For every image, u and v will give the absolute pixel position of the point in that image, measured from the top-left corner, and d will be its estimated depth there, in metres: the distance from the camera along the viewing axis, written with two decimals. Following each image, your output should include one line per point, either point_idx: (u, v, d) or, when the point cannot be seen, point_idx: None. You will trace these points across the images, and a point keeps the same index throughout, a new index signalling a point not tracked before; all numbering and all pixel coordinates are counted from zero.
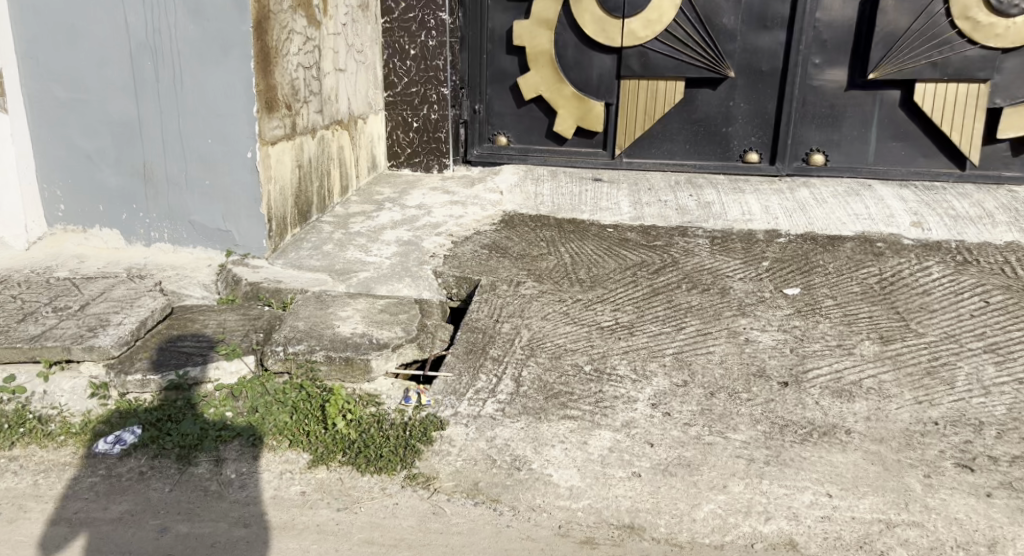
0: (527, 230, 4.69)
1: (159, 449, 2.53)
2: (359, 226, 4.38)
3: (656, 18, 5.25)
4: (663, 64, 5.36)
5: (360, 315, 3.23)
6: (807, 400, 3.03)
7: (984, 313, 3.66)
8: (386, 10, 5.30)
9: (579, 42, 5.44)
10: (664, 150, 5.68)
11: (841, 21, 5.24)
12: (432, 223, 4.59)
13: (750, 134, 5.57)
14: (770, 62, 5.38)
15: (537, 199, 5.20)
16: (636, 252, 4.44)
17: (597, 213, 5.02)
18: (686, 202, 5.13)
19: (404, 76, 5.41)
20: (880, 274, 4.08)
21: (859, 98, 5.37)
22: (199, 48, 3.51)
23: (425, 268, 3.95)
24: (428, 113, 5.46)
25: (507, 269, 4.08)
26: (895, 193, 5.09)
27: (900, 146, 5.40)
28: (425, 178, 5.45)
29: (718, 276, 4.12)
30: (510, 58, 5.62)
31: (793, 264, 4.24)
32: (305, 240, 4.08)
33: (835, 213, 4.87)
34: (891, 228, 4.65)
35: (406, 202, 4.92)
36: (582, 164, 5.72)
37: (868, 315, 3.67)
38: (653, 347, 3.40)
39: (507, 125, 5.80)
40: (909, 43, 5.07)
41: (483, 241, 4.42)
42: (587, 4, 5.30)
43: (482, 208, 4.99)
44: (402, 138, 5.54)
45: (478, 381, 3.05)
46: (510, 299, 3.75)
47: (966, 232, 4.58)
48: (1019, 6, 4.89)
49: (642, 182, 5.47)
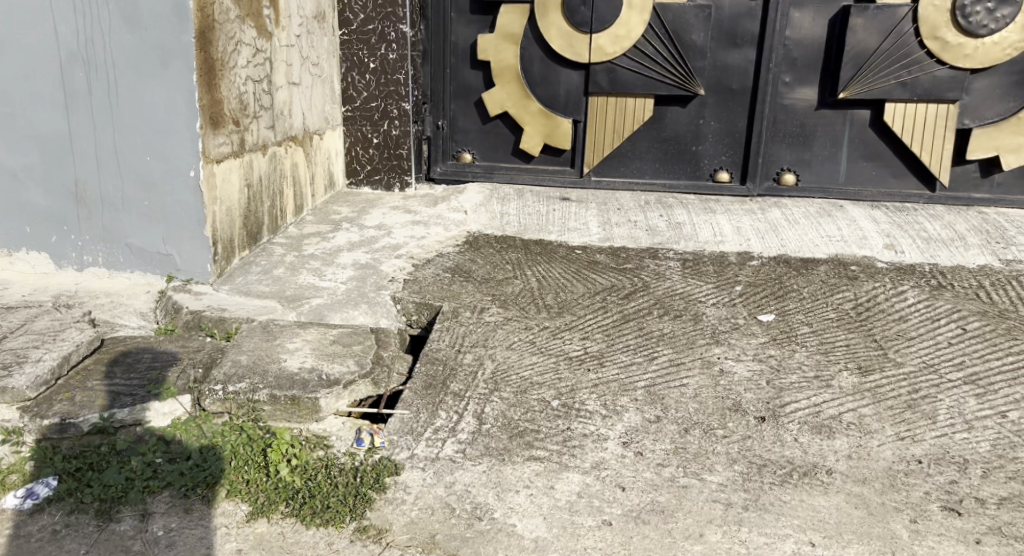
0: (492, 252, 4.50)
1: (76, 504, 2.27)
2: (313, 248, 4.16)
3: (624, 34, 5.12)
4: (632, 81, 5.24)
5: (309, 347, 3.01)
6: (785, 437, 2.86)
7: (963, 340, 3.52)
8: (344, 22, 5.10)
9: (545, 57, 5.28)
10: (632, 169, 5.55)
11: (810, 40, 5.15)
12: (391, 245, 4.37)
13: (720, 153, 5.45)
14: (740, 80, 5.27)
15: (503, 219, 5.01)
16: (606, 276, 4.26)
17: (565, 234, 4.85)
18: (657, 223, 4.98)
19: (363, 90, 5.20)
20: (856, 299, 3.95)
21: (829, 117, 5.27)
22: (136, 60, 3.28)
23: (383, 293, 3.73)
24: (389, 129, 5.25)
25: (470, 294, 3.87)
26: (867, 214, 4.99)
27: (871, 166, 5.31)
28: (386, 197, 5.24)
29: (691, 301, 3.96)
30: (475, 72, 5.44)
31: (766, 288, 4.10)
32: (254, 263, 3.87)
33: (808, 235, 4.75)
34: (864, 251, 4.54)
35: (365, 223, 4.69)
36: (549, 182, 5.56)
37: (846, 343, 3.53)
38: (624, 380, 3.21)
39: (472, 141, 5.62)
40: (879, 63, 4.98)
41: (445, 264, 4.21)
42: (554, 19, 5.15)
43: (444, 228, 4.79)
44: (362, 154, 5.32)
45: (437, 419, 2.84)
46: (473, 327, 3.55)
47: (938, 255, 4.47)
48: (988, 27, 4.81)
49: (611, 202, 5.31)
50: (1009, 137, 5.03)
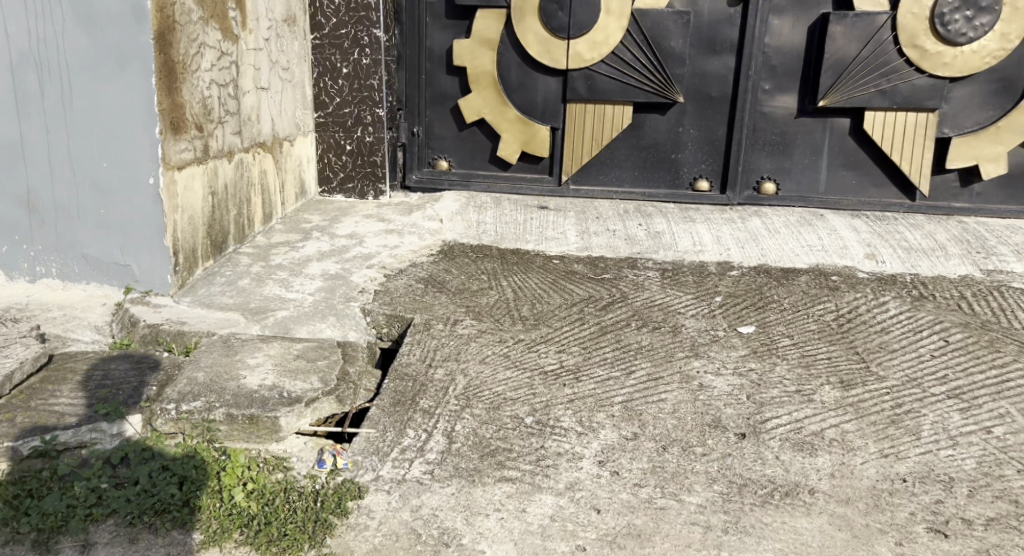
0: (467, 262, 4.38)
1: (13, 533, 2.12)
2: (281, 258, 4.04)
3: (602, 40, 5.04)
4: (610, 88, 5.15)
5: (271, 362, 2.88)
6: (766, 454, 2.76)
7: (945, 353, 3.45)
8: (316, 26, 4.98)
9: (523, 63, 5.19)
10: (611, 177, 5.46)
11: (790, 47, 5.09)
12: (363, 255, 4.24)
13: (700, 161, 5.37)
14: (720, 87, 5.20)
15: (479, 228, 4.89)
16: (584, 286, 4.16)
17: (542, 243, 4.75)
18: (636, 232, 4.89)
19: (335, 96, 5.07)
20: (837, 311, 3.87)
21: (809, 125, 5.21)
22: (92, 62, 3.17)
23: (352, 305, 3.60)
24: (362, 135, 5.12)
25: (443, 306, 3.75)
26: (848, 224, 4.93)
27: (851, 175, 5.25)
28: (359, 205, 5.11)
29: (670, 312, 3.87)
30: (450, 78, 5.34)
31: (747, 299, 4.02)
32: (218, 274, 3.73)
33: (788, 244, 4.68)
34: (845, 261, 4.47)
35: (336, 232, 4.56)
36: (526, 191, 5.46)
37: (827, 356, 3.44)
38: (600, 395, 3.10)
39: (448, 148, 5.50)
40: (859, 71, 4.93)
41: (417, 274, 4.08)
42: (530, 25, 5.07)
43: (418, 237, 4.67)
44: (334, 162, 5.19)
45: (405, 438, 2.71)
46: (445, 341, 3.43)
47: (919, 265, 4.40)
48: (966, 35, 4.77)
49: (589, 211, 5.22)
50: (988, 146, 4.99)
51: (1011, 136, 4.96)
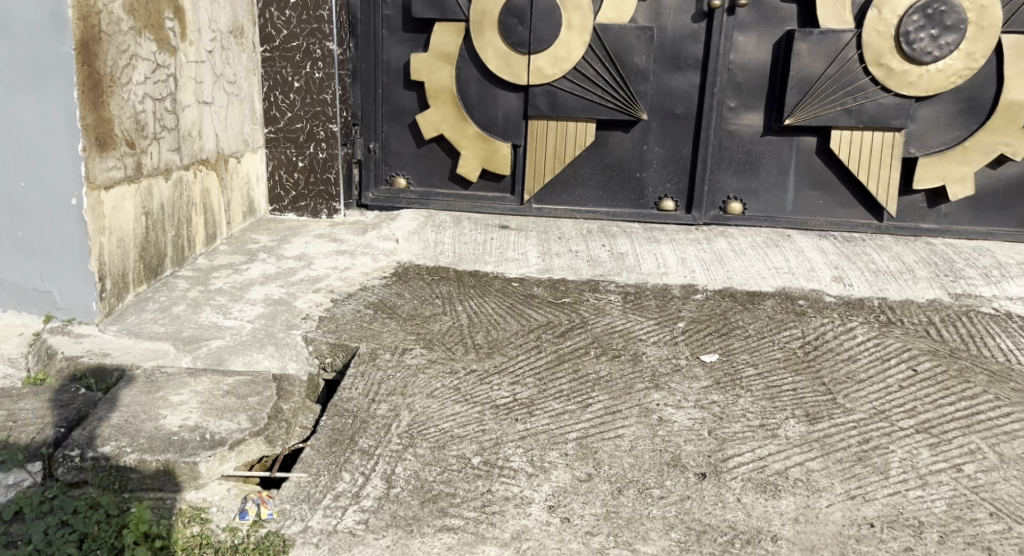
0: (421, 285, 4.19)
1: None
2: (222, 282, 3.83)
3: (564, 55, 4.90)
4: (573, 104, 5.01)
5: (197, 399, 2.66)
6: (727, 497, 2.59)
7: (913, 383, 3.31)
8: (266, 38, 4.78)
9: (483, 78, 5.04)
10: (574, 196, 5.31)
11: (755, 64, 4.98)
12: (310, 278, 4.04)
13: (665, 180, 5.23)
14: (685, 104, 5.07)
15: (437, 249, 4.70)
16: (542, 311, 3.99)
17: (501, 265, 4.57)
18: (599, 253, 4.73)
19: (287, 111, 4.87)
20: (803, 338, 3.73)
21: (775, 144, 5.09)
22: (9, 74, 2.96)
23: (294, 334, 3.41)
24: (315, 151, 4.91)
25: (392, 333, 3.56)
26: (815, 245, 4.82)
27: (818, 195, 5.14)
28: (311, 224, 4.90)
29: (630, 339, 3.70)
30: (408, 93, 5.16)
31: (711, 325, 3.87)
32: (151, 300, 3.50)
33: (754, 266, 4.55)
34: (812, 284, 4.35)
35: (284, 253, 4.35)
36: (487, 210, 5.28)
37: (793, 387, 3.29)
38: (554, 432, 2.92)
39: (406, 165, 5.31)
40: (824, 89, 4.84)
41: (367, 299, 3.88)
42: (490, 38, 4.92)
43: (371, 258, 4.47)
44: (286, 179, 4.98)
45: (340, 483, 2.51)
46: (390, 372, 3.23)
47: (887, 288, 4.28)
48: (932, 54, 4.69)
49: (552, 231, 5.05)
50: (955, 167, 4.90)
51: (977, 157, 4.87)
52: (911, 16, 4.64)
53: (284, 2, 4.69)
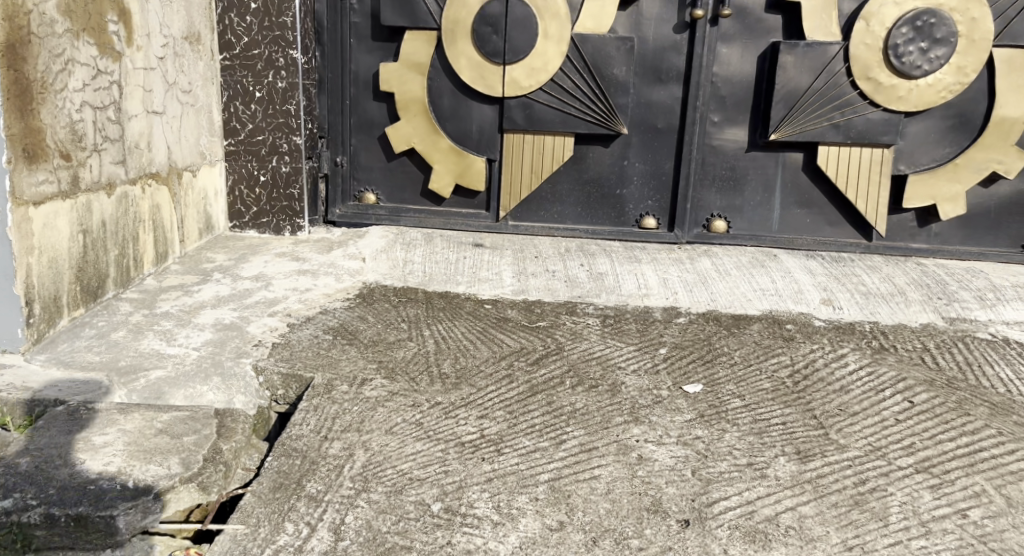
0: (387, 308, 3.92)
1: None
2: (169, 306, 3.56)
3: (540, 66, 4.69)
4: (550, 117, 4.79)
5: (123, 441, 2.41)
6: (712, 548, 2.35)
7: (910, 417, 3.09)
8: (225, 45, 4.53)
9: (456, 89, 4.82)
10: (552, 214, 5.07)
11: (739, 77, 4.78)
12: (266, 300, 3.78)
13: (646, 197, 5.01)
14: (666, 118, 4.86)
15: (405, 268, 4.45)
16: (516, 336, 3.74)
17: (474, 286, 4.32)
18: (577, 273, 4.50)
19: (248, 122, 4.61)
20: (792, 366, 3.50)
21: (761, 160, 4.89)
22: None
23: (243, 364, 3.14)
24: (278, 165, 4.65)
25: (351, 362, 3.29)
26: (802, 265, 4.61)
27: (805, 213, 4.94)
28: (273, 242, 4.63)
29: (608, 367, 3.45)
30: (378, 105, 4.92)
31: (694, 352, 3.63)
32: (88, 326, 3.24)
33: (740, 288, 4.33)
34: (800, 307, 4.13)
35: (241, 274, 4.08)
36: (460, 227, 5.04)
37: (782, 421, 3.06)
38: (523, 473, 2.66)
39: (375, 180, 5.06)
40: (811, 103, 4.65)
41: (326, 324, 3.61)
42: (463, 48, 4.70)
43: (335, 279, 4.20)
44: (246, 194, 4.71)
45: (281, 536, 2.26)
46: (346, 406, 2.96)
47: (878, 311, 4.07)
48: (922, 68, 4.50)
49: (528, 249, 4.81)
50: (946, 185, 4.72)
51: (968, 175, 4.69)
52: (900, 28, 4.46)
53: (244, 8, 4.45)
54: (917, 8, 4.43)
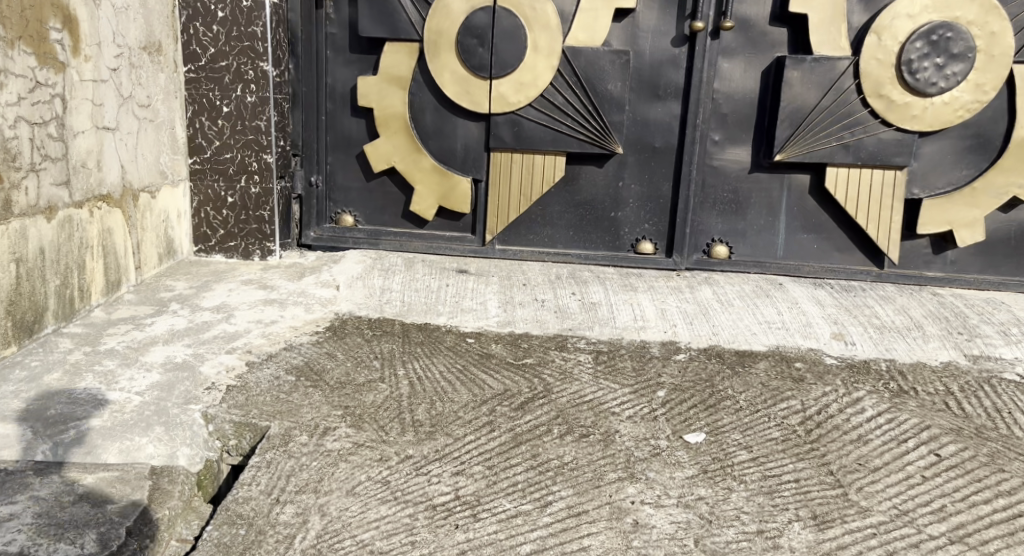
0: (359, 342, 3.58)
1: None
2: (115, 342, 3.21)
3: (529, 81, 4.39)
4: (539, 135, 4.48)
5: (32, 513, 2.11)
6: None
7: (938, 474, 2.75)
8: (190, 56, 4.21)
9: (439, 105, 4.52)
10: (542, 237, 4.75)
11: (741, 94, 4.48)
12: (225, 335, 3.44)
13: (643, 220, 4.69)
14: (664, 137, 4.55)
15: (382, 297, 4.11)
16: (500, 375, 3.39)
17: (455, 317, 3.98)
18: (567, 304, 4.17)
19: (214, 139, 4.28)
20: (803, 412, 3.16)
21: (764, 182, 4.58)
22: None
23: (191, 411, 2.79)
24: (247, 185, 4.33)
25: (313, 409, 2.94)
26: (810, 295, 4.29)
27: (812, 239, 4.62)
28: (241, 268, 4.30)
29: (601, 413, 3.10)
30: (356, 121, 4.60)
31: (696, 394, 3.29)
32: (18, 367, 2.90)
33: (744, 320, 4.01)
34: (809, 343, 3.80)
35: (201, 304, 3.74)
36: (443, 251, 4.71)
37: (795, 479, 2.72)
38: (502, 544, 2.33)
39: (353, 201, 4.73)
40: (818, 122, 4.35)
41: (289, 364, 3.26)
42: (447, 61, 4.40)
43: (304, 309, 3.87)
44: (213, 216, 4.38)
45: None
46: (304, 462, 2.62)
47: (895, 348, 3.75)
48: (937, 85, 4.20)
49: (515, 276, 4.49)
50: (963, 210, 4.41)
51: (987, 200, 4.39)
52: (914, 43, 4.17)
53: (210, 17, 4.14)
54: (932, 21, 4.14)
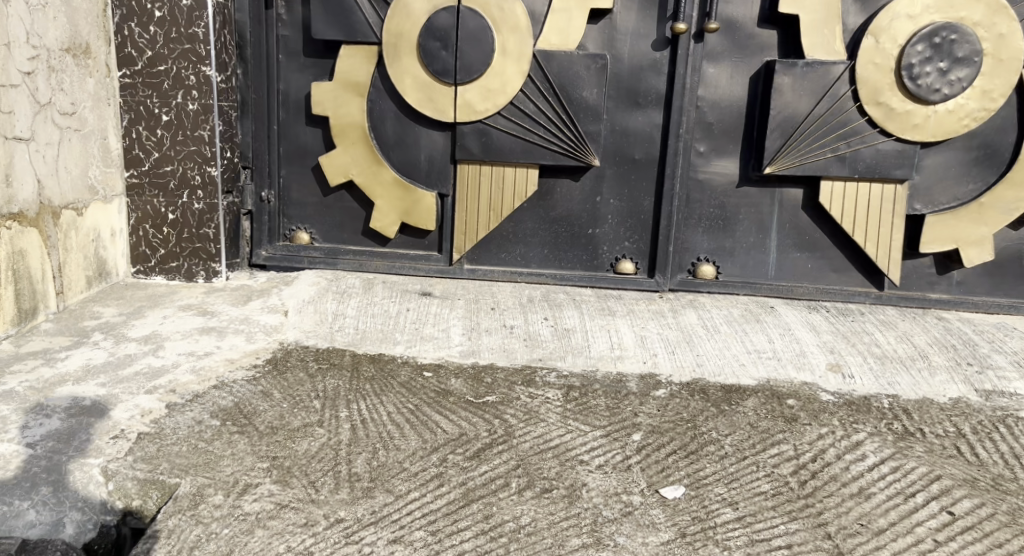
0: (302, 377, 3.21)
1: None
2: (17, 382, 2.84)
3: (497, 87, 4.04)
4: (509, 146, 4.13)
5: None
6: None
7: (952, 538, 2.41)
8: (125, 59, 3.84)
9: (400, 113, 4.16)
10: (514, 256, 4.38)
11: (728, 101, 4.14)
12: (148, 372, 3.05)
13: (623, 237, 4.33)
14: (645, 148, 4.20)
15: (334, 324, 3.73)
16: (456, 416, 3.01)
17: (414, 346, 3.60)
18: (539, 330, 3.79)
19: (153, 150, 3.92)
20: (796, 460, 2.81)
21: (754, 197, 4.23)
22: None
23: (88, 467, 2.42)
24: (189, 200, 3.95)
25: (235, 460, 2.57)
26: (804, 320, 3.93)
27: (805, 258, 4.27)
28: (181, 291, 3.92)
29: (568, 463, 2.73)
30: (311, 130, 4.24)
31: (676, 438, 2.92)
32: None
33: (731, 349, 3.65)
34: (803, 375, 3.45)
35: (128, 334, 3.36)
36: (407, 271, 4.34)
37: (787, 545, 2.37)
38: None
39: (309, 217, 4.36)
40: (811, 132, 4.01)
41: (216, 405, 2.88)
42: (408, 65, 4.05)
43: (244, 339, 3.49)
44: (152, 234, 4.00)
45: None
46: (214, 529, 2.27)
47: (898, 381, 3.39)
48: (940, 91, 3.86)
49: (484, 298, 4.11)
50: (969, 227, 4.06)
51: (996, 216, 4.04)
52: (915, 46, 3.83)
53: (147, 17, 3.78)
54: (933, 22, 3.80)
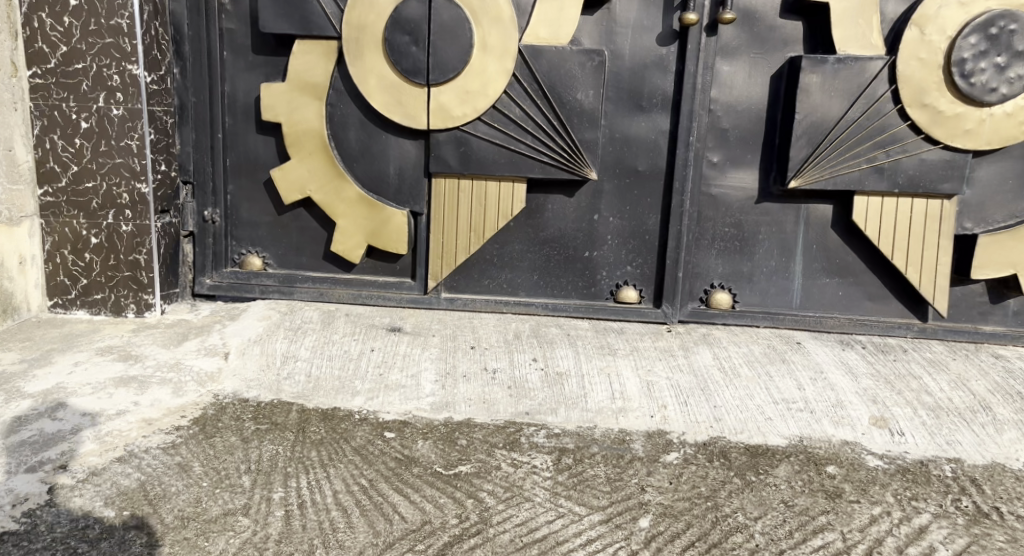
0: (233, 443, 2.61)
1: None
2: None
3: (477, 88, 3.46)
4: (492, 156, 3.54)
5: None
6: None
7: None
8: (36, 56, 3.27)
9: (365, 119, 3.58)
10: (499, 282, 3.79)
11: (745, 104, 3.56)
12: (36, 441, 2.46)
13: (624, 261, 3.74)
14: (650, 159, 3.62)
15: (282, 369, 3.13)
16: (420, 496, 2.41)
17: (376, 398, 2.99)
18: (525, 376, 3.17)
19: (71, 163, 3.33)
20: None
21: (775, 214, 3.65)
22: None
23: None
24: (116, 222, 3.37)
25: None
26: (838, 360, 3.34)
27: (835, 284, 3.68)
28: (105, 329, 3.33)
29: None
30: (262, 140, 3.66)
31: (694, 526, 2.34)
32: None
33: (755, 397, 3.05)
34: (842, 433, 2.85)
35: (23, 389, 2.77)
36: (374, 301, 3.75)
37: None
38: None
39: (261, 239, 3.78)
40: (843, 140, 3.43)
41: (113, 488, 2.29)
42: (373, 63, 3.46)
43: (170, 392, 2.89)
44: (72, 261, 3.41)
45: None
46: None
47: (960, 440, 2.81)
48: (998, 91, 3.28)
49: (463, 333, 3.52)
50: None
51: None
52: (968, 38, 3.25)
53: (60, 6, 3.22)
54: (989, 10, 3.23)
